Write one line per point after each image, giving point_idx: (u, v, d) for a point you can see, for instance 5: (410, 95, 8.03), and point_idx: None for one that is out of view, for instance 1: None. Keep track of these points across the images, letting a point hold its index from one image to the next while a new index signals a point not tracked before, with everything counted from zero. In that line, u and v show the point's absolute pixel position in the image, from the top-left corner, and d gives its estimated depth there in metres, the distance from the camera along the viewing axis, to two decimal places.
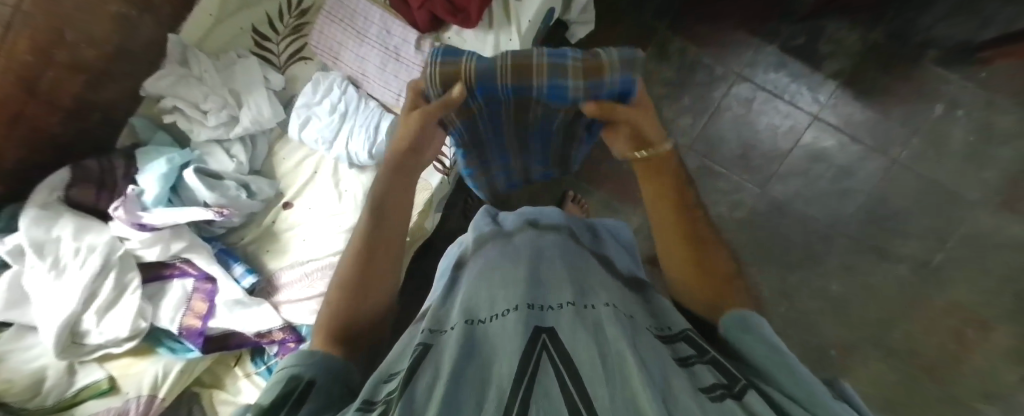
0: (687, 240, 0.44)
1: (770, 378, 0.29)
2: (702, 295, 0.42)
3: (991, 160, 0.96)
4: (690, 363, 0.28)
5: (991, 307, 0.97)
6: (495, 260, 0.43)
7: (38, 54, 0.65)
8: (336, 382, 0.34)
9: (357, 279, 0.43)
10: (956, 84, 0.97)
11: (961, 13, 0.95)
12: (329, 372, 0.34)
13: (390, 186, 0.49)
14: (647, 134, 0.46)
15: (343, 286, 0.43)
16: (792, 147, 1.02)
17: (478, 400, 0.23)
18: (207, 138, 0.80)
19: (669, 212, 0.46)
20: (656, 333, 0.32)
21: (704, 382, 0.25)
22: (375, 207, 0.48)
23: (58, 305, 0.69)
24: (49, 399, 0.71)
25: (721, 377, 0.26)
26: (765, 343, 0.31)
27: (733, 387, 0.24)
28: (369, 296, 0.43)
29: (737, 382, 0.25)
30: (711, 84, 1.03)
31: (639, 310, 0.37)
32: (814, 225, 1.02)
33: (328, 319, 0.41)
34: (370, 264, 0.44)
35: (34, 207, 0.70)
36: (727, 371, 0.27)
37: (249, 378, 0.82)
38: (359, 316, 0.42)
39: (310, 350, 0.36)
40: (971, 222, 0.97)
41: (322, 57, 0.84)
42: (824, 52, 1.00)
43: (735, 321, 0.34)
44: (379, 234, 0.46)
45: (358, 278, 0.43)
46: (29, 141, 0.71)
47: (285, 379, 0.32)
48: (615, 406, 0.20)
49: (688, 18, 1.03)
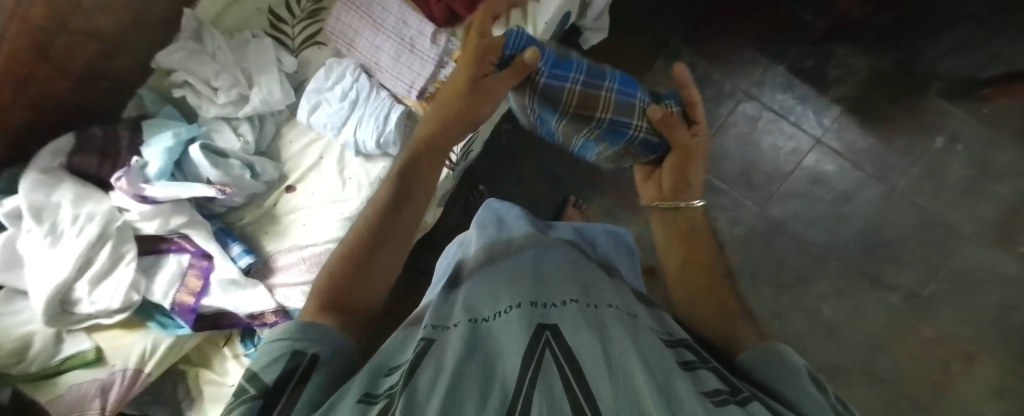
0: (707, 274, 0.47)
1: (782, 398, 0.29)
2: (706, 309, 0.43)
3: (987, 196, 0.98)
4: (695, 367, 0.28)
5: (977, 340, 0.98)
6: (499, 262, 0.43)
7: (53, 20, 0.64)
8: (342, 356, 0.33)
9: (361, 255, 0.43)
10: (957, 118, 0.98)
11: (968, 49, 0.96)
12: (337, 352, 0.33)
13: (415, 173, 0.51)
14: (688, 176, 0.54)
15: (344, 258, 0.43)
16: (793, 168, 1.03)
17: (481, 391, 0.23)
18: (216, 114, 0.80)
19: (679, 253, 0.50)
20: (658, 335, 0.32)
21: (709, 386, 0.24)
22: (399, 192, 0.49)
23: (51, 271, 0.69)
24: (33, 366, 0.70)
25: (723, 384, 0.26)
26: (773, 357, 0.32)
27: (737, 395, 0.24)
28: (374, 270, 0.43)
29: (741, 392, 0.25)
30: (719, 100, 1.04)
31: (642, 311, 0.37)
32: (810, 248, 1.02)
33: (326, 281, 0.41)
34: (377, 245, 0.44)
35: (36, 171, 0.70)
36: (731, 381, 0.26)
37: (237, 359, 0.82)
38: (355, 288, 0.40)
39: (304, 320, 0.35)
40: (962, 256, 0.98)
41: (338, 43, 0.84)
42: (831, 76, 1.01)
43: (753, 356, 0.34)
44: (398, 218, 0.47)
45: (364, 257, 0.43)
46: (35, 103, 0.71)
47: (288, 354, 0.30)
48: (620, 405, 0.20)
49: (700, 33, 1.04)
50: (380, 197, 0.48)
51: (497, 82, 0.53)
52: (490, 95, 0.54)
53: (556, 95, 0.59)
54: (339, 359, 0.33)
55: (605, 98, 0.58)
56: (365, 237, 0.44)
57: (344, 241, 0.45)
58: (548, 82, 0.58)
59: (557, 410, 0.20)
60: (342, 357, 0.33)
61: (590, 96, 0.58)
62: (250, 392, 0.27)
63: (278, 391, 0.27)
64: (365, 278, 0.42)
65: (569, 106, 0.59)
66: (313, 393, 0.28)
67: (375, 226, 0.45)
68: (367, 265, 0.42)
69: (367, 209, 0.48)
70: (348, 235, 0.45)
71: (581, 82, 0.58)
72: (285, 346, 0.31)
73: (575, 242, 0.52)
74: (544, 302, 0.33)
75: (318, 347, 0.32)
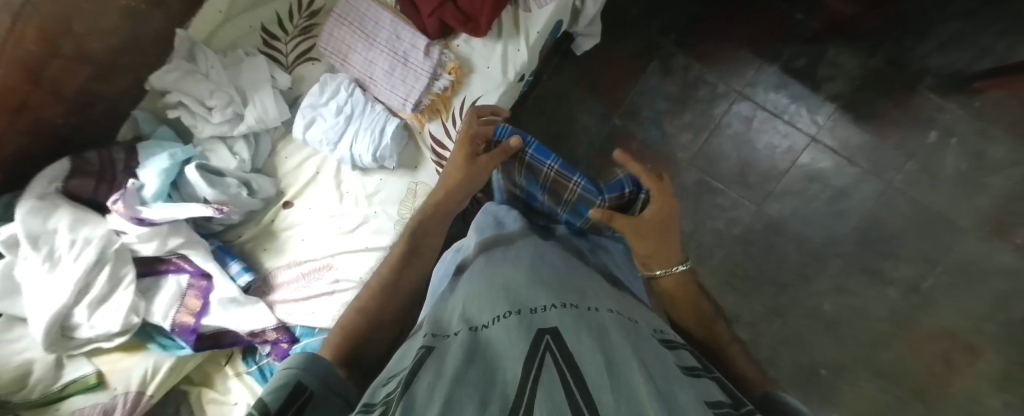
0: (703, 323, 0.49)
1: None
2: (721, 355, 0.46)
3: (982, 188, 0.98)
4: (697, 375, 0.27)
5: (979, 332, 0.98)
6: (500, 267, 0.42)
7: (45, 45, 0.65)
8: (329, 391, 0.33)
9: (375, 305, 0.49)
10: (950, 112, 0.98)
11: (959, 43, 0.97)
12: (322, 378, 0.33)
13: (427, 229, 0.59)
14: (660, 249, 0.51)
15: (358, 310, 0.48)
16: (789, 167, 1.03)
17: (480, 398, 0.23)
18: (211, 134, 0.80)
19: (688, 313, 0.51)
20: (659, 340, 0.32)
21: (712, 395, 0.24)
22: (411, 245, 0.56)
23: (49, 298, 0.68)
24: (34, 393, 0.70)
25: (726, 395, 0.25)
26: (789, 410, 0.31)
27: (740, 407, 0.24)
28: (384, 312, 0.49)
29: (745, 405, 0.24)
30: (713, 101, 1.05)
31: (642, 317, 0.37)
32: (810, 245, 1.02)
33: (339, 333, 0.45)
34: (386, 302, 0.50)
35: (31, 198, 0.69)
36: (733, 393, 0.26)
37: (239, 377, 0.81)
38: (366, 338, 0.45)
39: (309, 354, 0.34)
40: (961, 250, 0.98)
41: (330, 58, 0.84)
42: (824, 74, 1.02)
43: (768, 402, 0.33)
44: (405, 275, 0.53)
45: (376, 309, 0.48)
46: (30, 129, 0.70)
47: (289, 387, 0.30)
48: (620, 411, 0.20)
49: (692, 35, 1.05)
50: (392, 255, 0.55)
51: (487, 160, 0.61)
52: (484, 169, 0.62)
53: (536, 174, 0.63)
54: (331, 394, 0.33)
55: (573, 185, 0.60)
56: (379, 292, 0.50)
57: (360, 295, 0.51)
58: (529, 160, 0.64)
59: (558, 413, 0.20)
60: (326, 389, 0.32)
61: (561, 181, 0.61)
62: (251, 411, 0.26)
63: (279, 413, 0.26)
64: (377, 324, 0.48)
65: (546, 181, 0.63)
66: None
67: (389, 281, 0.52)
68: (380, 316, 0.48)
69: (382, 264, 0.55)
70: (363, 291, 0.51)
71: (556, 171, 0.62)
72: (291, 373, 0.31)
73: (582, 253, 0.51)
74: (544, 306, 0.33)
75: (313, 384, 0.31)
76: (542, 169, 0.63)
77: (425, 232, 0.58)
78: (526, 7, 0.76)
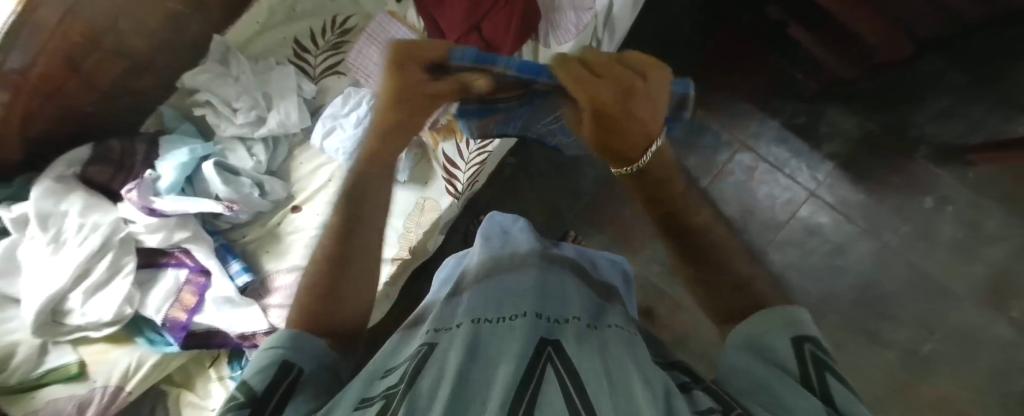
0: (686, 258, 0.41)
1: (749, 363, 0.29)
2: (718, 296, 0.38)
3: (978, 258, 0.99)
4: (690, 388, 0.27)
5: (979, 405, 0.96)
6: (502, 270, 0.44)
7: (90, 39, 0.69)
8: (326, 371, 0.34)
9: (327, 284, 0.41)
10: (946, 181, 1.01)
11: (951, 116, 1.01)
12: (318, 364, 0.33)
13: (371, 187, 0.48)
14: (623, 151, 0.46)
15: (310, 292, 0.41)
16: (789, 218, 1.05)
17: (479, 402, 0.24)
18: (232, 134, 0.83)
19: (671, 246, 0.43)
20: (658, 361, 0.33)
21: (705, 402, 0.24)
22: (352, 210, 0.46)
23: (48, 280, 0.69)
24: (12, 378, 0.68)
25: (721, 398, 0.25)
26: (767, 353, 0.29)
27: (732, 411, 0.23)
28: (342, 289, 0.41)
29: (734, 409, 0.24)
30: (717, 148, 1.08)
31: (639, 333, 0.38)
32: (807, 299, 1.03)
33: (295, 316, 0.39)
34: (344, 276, 0.42)
35: (49, 180, 0.72)
36: (722, 397, 0.25)
37: (221, 381, 0.79)
38: (328, 319, 0.39)
39: (292, 330, 0.35)
40: (957, 318, 0.99)
41: (356, 73, 0.88)
42: (824, 132, 1.06)
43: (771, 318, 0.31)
44: (358, 244, 0.44)
45: (330, 287, 0.41)
46: (59, 114, 0.73)
47: (278, 363, 0.31)
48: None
49: (699, 84, 1.10)
50: (333, 216, 0.46)
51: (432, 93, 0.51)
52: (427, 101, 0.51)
53: (528, 84, 0.53)
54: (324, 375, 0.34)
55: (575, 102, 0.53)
56: (328, 266, 0.42)
57: (308, 271, 0.43)
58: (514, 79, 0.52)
59: None
60: (322, 370, 0.34)
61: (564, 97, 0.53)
62: (238, 398, 0.27)
63: (265, 399, 0.28)
64: (339, 303, 0.41)
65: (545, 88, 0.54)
66: (300, 403, 0.29)
67: (333, 251, 0.43)
68: (336, 294, 0.41)
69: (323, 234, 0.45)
70: (309, 269, 0.43)
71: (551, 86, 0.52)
72: (279, 354, 0.32)
73: (578, 264, 0.51)
74: (550, 316, 0.34)
75: (302, 361, 0.32)
76: (535, 81, 0.52)
77: (372, 188, 0.49)
78: (545, 42, 0.82)
